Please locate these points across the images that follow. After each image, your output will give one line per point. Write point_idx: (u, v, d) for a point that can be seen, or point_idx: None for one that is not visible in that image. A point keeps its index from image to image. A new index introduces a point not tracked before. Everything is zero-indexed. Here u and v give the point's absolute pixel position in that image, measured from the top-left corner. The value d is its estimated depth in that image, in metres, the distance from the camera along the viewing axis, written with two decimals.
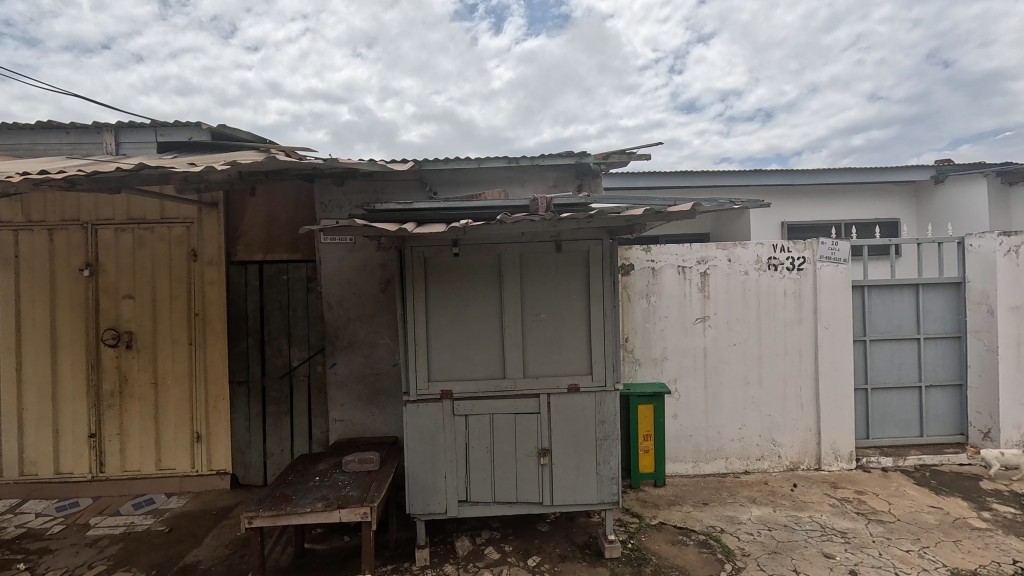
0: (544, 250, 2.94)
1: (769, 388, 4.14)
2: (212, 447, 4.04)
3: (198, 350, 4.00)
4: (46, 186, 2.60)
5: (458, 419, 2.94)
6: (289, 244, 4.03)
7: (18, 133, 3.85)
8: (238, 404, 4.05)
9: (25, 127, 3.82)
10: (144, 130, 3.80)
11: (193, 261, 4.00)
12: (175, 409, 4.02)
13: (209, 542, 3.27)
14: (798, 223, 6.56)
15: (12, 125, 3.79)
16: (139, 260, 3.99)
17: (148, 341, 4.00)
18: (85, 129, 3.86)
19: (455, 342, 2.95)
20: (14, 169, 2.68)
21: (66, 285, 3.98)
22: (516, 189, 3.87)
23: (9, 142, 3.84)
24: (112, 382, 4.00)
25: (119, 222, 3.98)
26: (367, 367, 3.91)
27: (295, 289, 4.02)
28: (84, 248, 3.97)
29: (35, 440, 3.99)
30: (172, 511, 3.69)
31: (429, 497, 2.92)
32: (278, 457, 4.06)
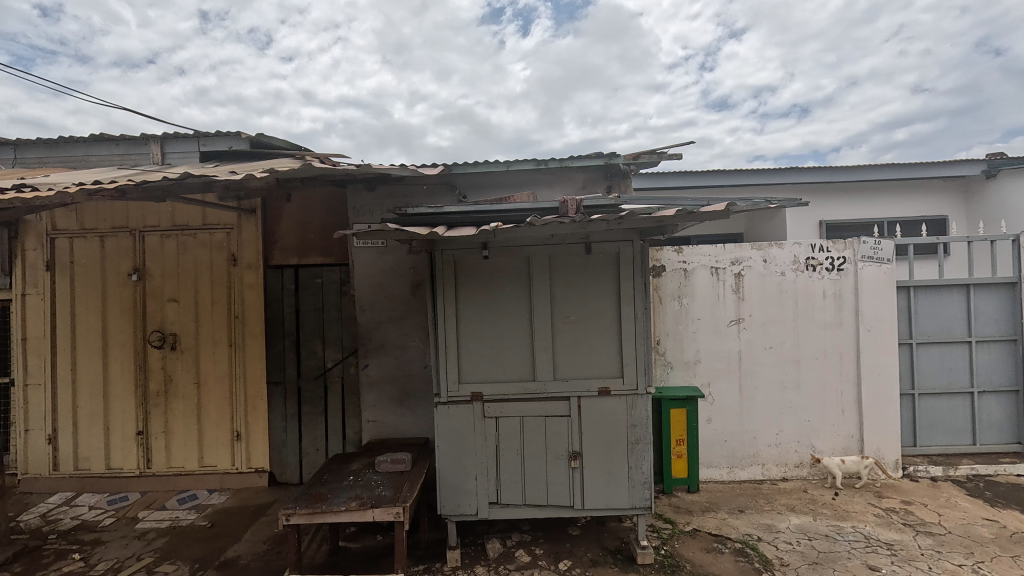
0: (573, 252, 2.93)
1: (808, 392, 4.00)
2: (251, 445, 4.17)
3: (237, 351, 4.14)
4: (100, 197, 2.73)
5: (488, 421, 2.95)
6: (323, 248, 4.12)
7: (72, 145, 4.07)
8: (275, 404, 4.17)
9: (79, 140, 4.04)
10: (188, 140, 3.97)
11: (232, 266, 4.14)
12: (216, 408, 4.17)
13: (249, 538, 3.37)
14: (837, 221, 6.34)
15: (68, 138, 4.01)
16: (182, 265, 4.16)
17: (191, 342, 4.17)
18: (133, 141, 4.06)
19: (486, 345, 2.96)
20: (70, 180, 2.83)
21: (115, 289, 4.18)
22: (545, 192, 3.87)
23: (65, 154, 4.06)
24: (158, 382, 4.18)
25: (164, 229, 4.16)
26: (398, 368, 3.97)
27: (329, 293, 4.13)
28: (132, 254, 4.17)
29: (88, 437, 4.20)
30: (214, 507, 3.83)
31: (460, 499, 2.94)
32: (313, 456, 4.16)
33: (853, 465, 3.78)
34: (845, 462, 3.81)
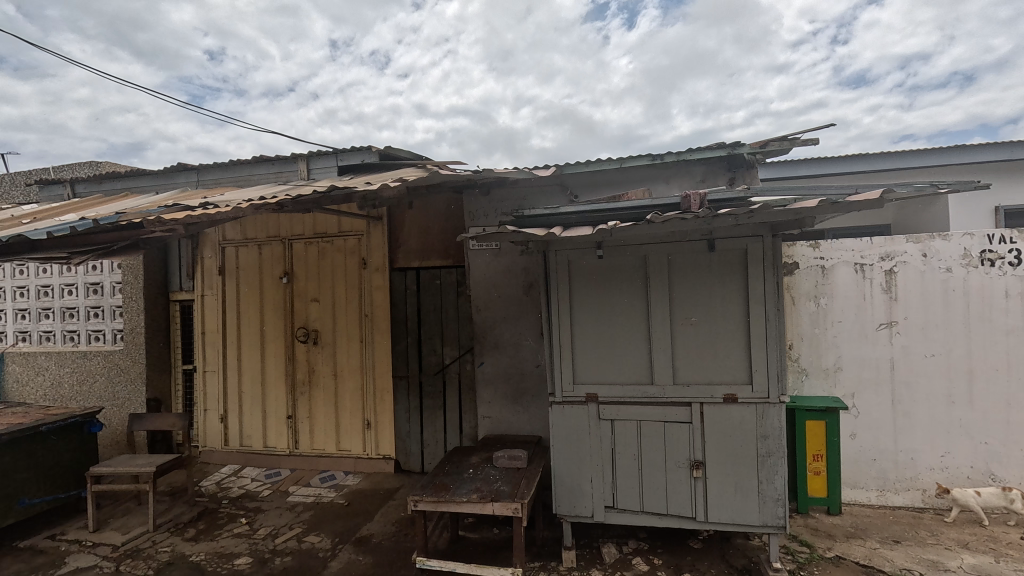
0: (695, 250, 2.78)
1: (984, 409, 3.39)
2: (380, 434, 4.53)
3: (368, 347, 4.53)
4: None
5: (603, 423, 2.91)
6: (442, 251, 4.35)
7: (239, 167, 4.74)
8: (400, 397, 4.49)
9: (244, 162, 4.70)
10: (328, 156, 4.43)
11: (364, 269, 4.54)
12: (350, 398, 4.60)
13: (380, 519, 3.67)
14: (1020, 206, 5.30)
15: (236, 160, 4.69)
16: (323, 269, 4.65)
17: (330, 338, 4.64)
18: (285, 160, 4.62)
19: (601, 346, 2.92)
20: (240, 197, 3.30)
21: (270, 290, 4.79)
22: (661, 187, 3.71)
23: (234, 175, 4.75)
24: (303, 372, 4.71)
25: (308, 237, 4.69)
26: (512, 367, 4.06)
27: (447, 293, 4.35)
28: (283, 259, 4.75)
29: (250, 418, 4.86)
30: (350, 487, 4.24)
31: (576, 500, 2.93)
32: (434, 447, 4.41)
33: (994, 498, 3.19)
34: (982, 494, 3.23)
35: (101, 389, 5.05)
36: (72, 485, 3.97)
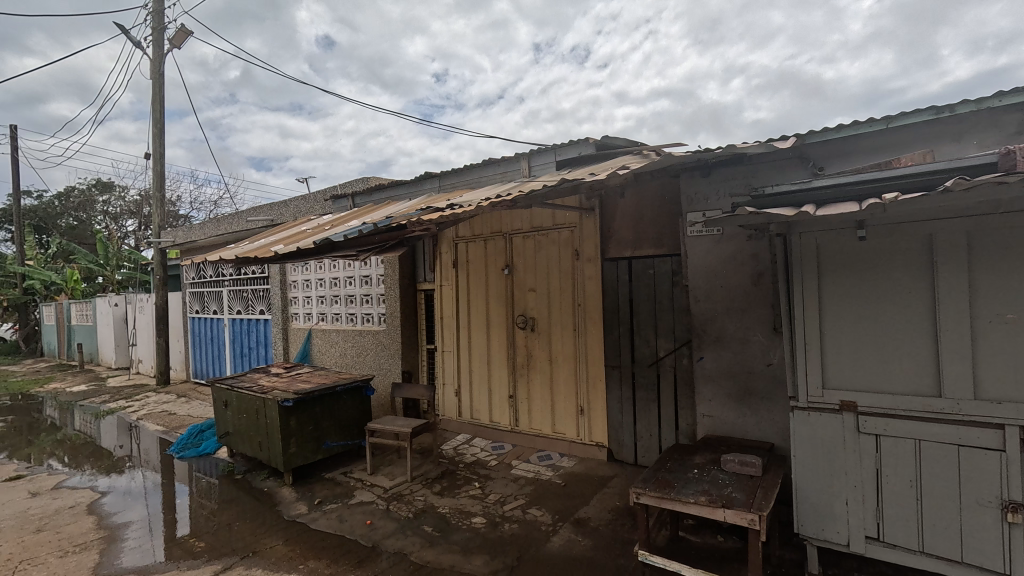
0: (1014, 224, 2.10)
1: None
2: (593, 421, 4.63)
3: (581, 336, 4.65)
4: None
5: (864, 438, 2.44)
6: (656, 239, 4.19)
7: (471, 171, 5.34)
8: (612, 387, 4.50)
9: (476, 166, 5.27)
10: (547, 152, 4.67)
11: (577, 260, 4.67)
12: (565, 384, 4.79)
13: (596, 504, 3.75)
14: None
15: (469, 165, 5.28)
16: (539, 260, 4.94)
17: (546, 326, 4.90)
18: (509, 160, 5.01)
19: (861, 345, 2.44)
20: (476, 197, 3.69)
21: (494, 281, 5.29)
22: (950, 146, 2.89)
23: (467, 178, 5.37)
24: (523, 357, 5.09)
25: (526, 231, 5.02)
26: (737, 364, 3.70)
27: (662, 283, 4.18)
28: (505, 253, 5.19)
29: (478, 395, 5.47)
30: (565, 469, 4.44)
31: (826, 523, 2.53)
32: (647, 440, 4.31)
33: None
34: None
35: (372, 360, 6.28)
36: (356, 435, 5.04)
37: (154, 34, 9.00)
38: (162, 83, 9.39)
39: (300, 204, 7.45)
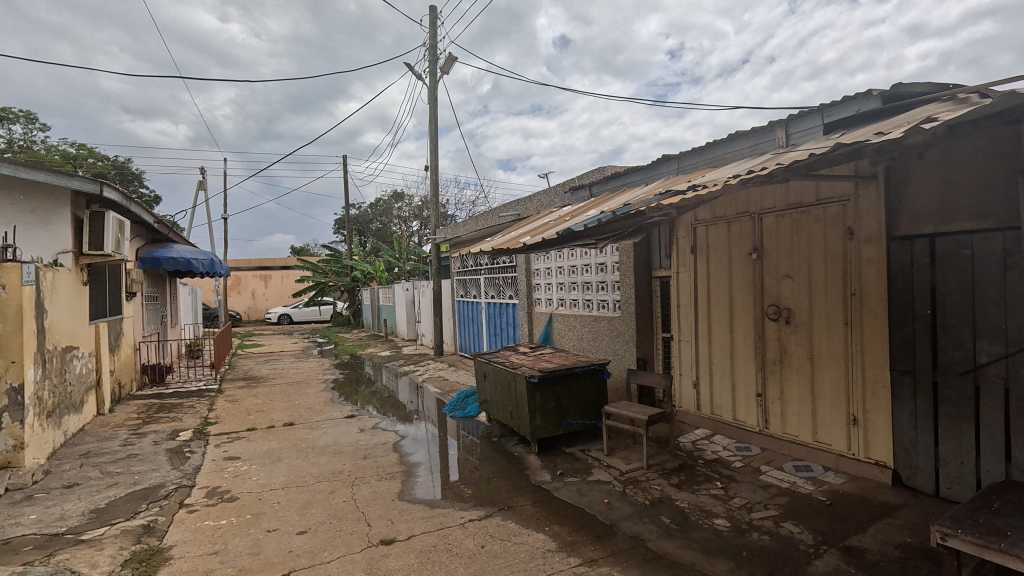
0: None
1: None
2: (871, 435, 3.82)
3: (855, 331, 3.89)
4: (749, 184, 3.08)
5: None
6: (977, 209, 3.19)
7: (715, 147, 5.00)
8: (902, 396, 3.62)
9: (721, 141, 4.92)
10: (812, 115, 4.11)
11: (849, 240, 3.90)
12: (831, 387, 4.08)
13: (876, 535, 3.11)
14: None
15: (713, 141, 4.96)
16: (797, 242, 4.28)
17: (805, 318, 4.24)
18: (761, 131, 4.55)
19: None
20: (724, 175, 3.39)
21: (740, 267, 4.81)
22: None
23: (710, 156, 5.04)
24: (774, 352, 4.52)
25: (780, 209, 4.42)
26: None
27: (985, 266, 3.18)
28: (753, 235, 4.67)
29: (720, 390, 5.08)
30: (831, 486, 3.80)
31: None
32: (956, 470, 3.37)
33: None
34: None
35: (607, 345, 6.45)
36: (594, 416, 5.27)
37: (430, 65, 10.87)
38: (436, 105, 11.30)
39: (542, 198, 8.08)
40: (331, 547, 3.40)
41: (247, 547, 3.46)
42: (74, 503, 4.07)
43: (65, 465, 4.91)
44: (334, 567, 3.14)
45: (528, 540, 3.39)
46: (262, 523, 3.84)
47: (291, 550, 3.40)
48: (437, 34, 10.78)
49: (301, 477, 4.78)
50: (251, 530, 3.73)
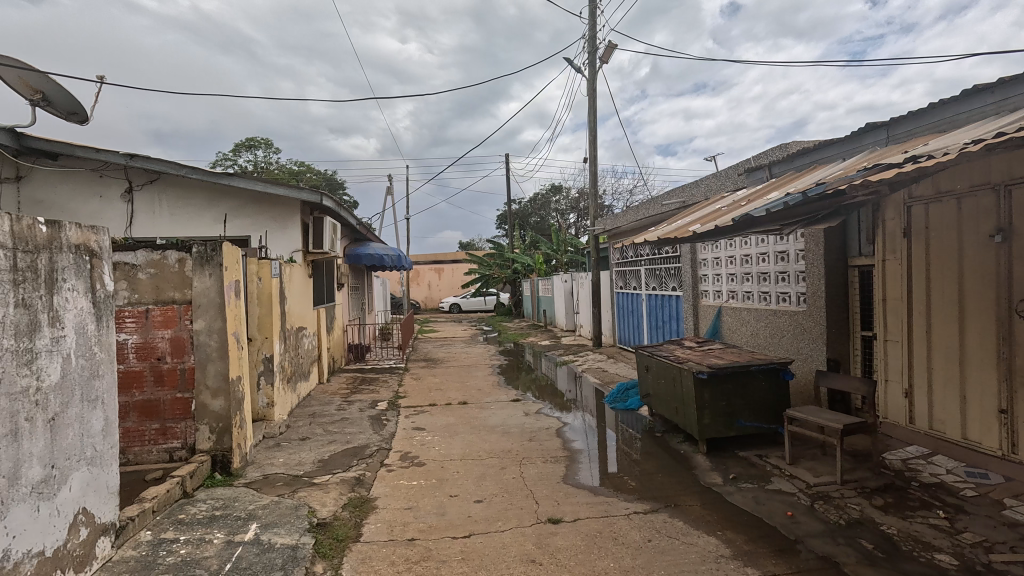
0: None
1: None
2: None
3: None
4: (997, 150, 2.50)
5: None
6: None
7: (942, 108, 4.15)
8: None
9: (951, 99, 4.07)
10: None
11: None
12: None
13: None
14: None
15: (940, 101, 4.13)
16: None
17: None
18: (1014, 81, 3.66)
19: None
20: (958, 142, 2.79)
21: (975, 252, 3.92)
22: None
23: (935, 119, 4.20)
24: None
25: None
26: None
27: None
28: (996, 212, 3.76)
29: (944, 401, 4.22)
30: None
31: None
32: None
33: None
34: None
35: (789, 343, 5.81)
36: (772, 420, 4.79)
37: (589, 56, 10.86)
38: (595, 95, 11.25)
39: (712, 182, 7.54)
40: (504, 518, 3.69)
41: (434, 508, 3.94)
42: (307, 453, 5.06)
43: (300, 422, 6.12)
44: (508, 537, 3.40)
45: (698, 542, 3.26)
46: (445, 488, 4.32)
47: (470, 515, 3.78)
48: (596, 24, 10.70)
49: (476, 452, 5.25)
50: (437, 492, 4.24)
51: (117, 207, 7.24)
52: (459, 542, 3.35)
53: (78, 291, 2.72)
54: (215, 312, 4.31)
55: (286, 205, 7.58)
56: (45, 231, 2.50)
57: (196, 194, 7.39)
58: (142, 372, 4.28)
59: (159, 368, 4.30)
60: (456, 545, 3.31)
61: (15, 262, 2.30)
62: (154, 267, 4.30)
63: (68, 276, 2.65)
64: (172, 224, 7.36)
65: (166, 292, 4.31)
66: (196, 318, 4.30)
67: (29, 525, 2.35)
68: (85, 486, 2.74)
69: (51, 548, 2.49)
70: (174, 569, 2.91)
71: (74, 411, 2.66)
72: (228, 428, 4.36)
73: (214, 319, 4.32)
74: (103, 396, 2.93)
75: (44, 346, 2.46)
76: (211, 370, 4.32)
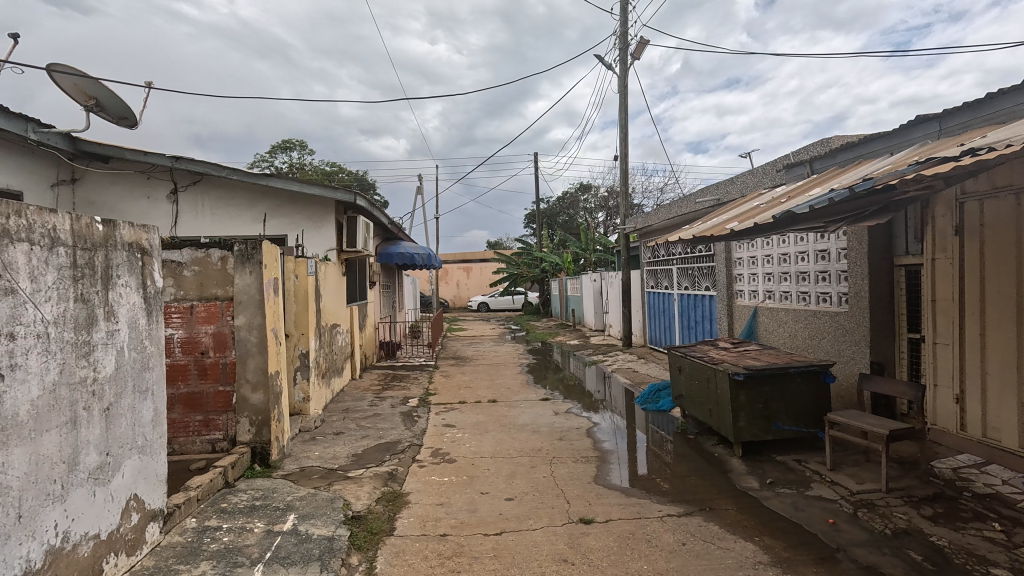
0: None
1: None
2: None
3: None
4: None
5: None
6: None
7: (1002, 99, 3.95)
8: None
9: (1011, 89, 3.86)
10: None
11: None
12: None
13: None
14: None
15: (999, 91, 3.92)
16: None
17: None
18: None
19: None
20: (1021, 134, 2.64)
21: None
22: None
23: (994, 110, 4.00)
24: None
25: None
26: None
27: None
28: None
29: (998, 407, 3.99)
30: None
31: None
32: None
33: None
34: None
35: (829, 345, 5.63)
36: (812, 424, 4.64)
37: (621, 53, 10.73)
38: (627, 92, 11.12)
39: (748, 179, 7.35)
40: (535, 517, 3.69)
41: (466, 504, 3.96)
42: (341, 447, 5.17)
43: (334, 417, 6.26)
44: (539, 536, 3.39)
45: (735, 547, 3.18)
46: (477, 485, 4.34)
47: (501, 512, 3.79)
48: (628, 20, 10.56)
49: (506, 450, 5.26)
50: (468, 489, 4.27)
51: (163, 208, 7.56)
52: (491, 539, 3.36)
53: (131, 287, 2.85)
54: (255, 309, 4.44)
55: (321, 204, 7.76)
56: (101, 230, 2.62)
57: (236, 194, 7.64)
58: (187, 366, 4.45)
59: (202, 362, 4.46)
60: (487, 542, 3.32)
61: (75, 259, 2.43)
62: (198, 264, 4.47)
63: (122, 273, 2.77)
64: (214, 223, 7.63)
65: (209, 289, 4.46)
66: (237, 314, 4.45)
67: (87, 508, 2.47)
68: (136, 473, 2.87)
69: (106, 531, 2.61)
70: (217, 555, 3.01)
71: (127, 401, 2.79)
72: (267, 421, 4.49)
73: (254, 315, 4.45)
74: (153, 388, 3.06)
75: (101, 339, 2.59)
76: (251, 364, 4.46)
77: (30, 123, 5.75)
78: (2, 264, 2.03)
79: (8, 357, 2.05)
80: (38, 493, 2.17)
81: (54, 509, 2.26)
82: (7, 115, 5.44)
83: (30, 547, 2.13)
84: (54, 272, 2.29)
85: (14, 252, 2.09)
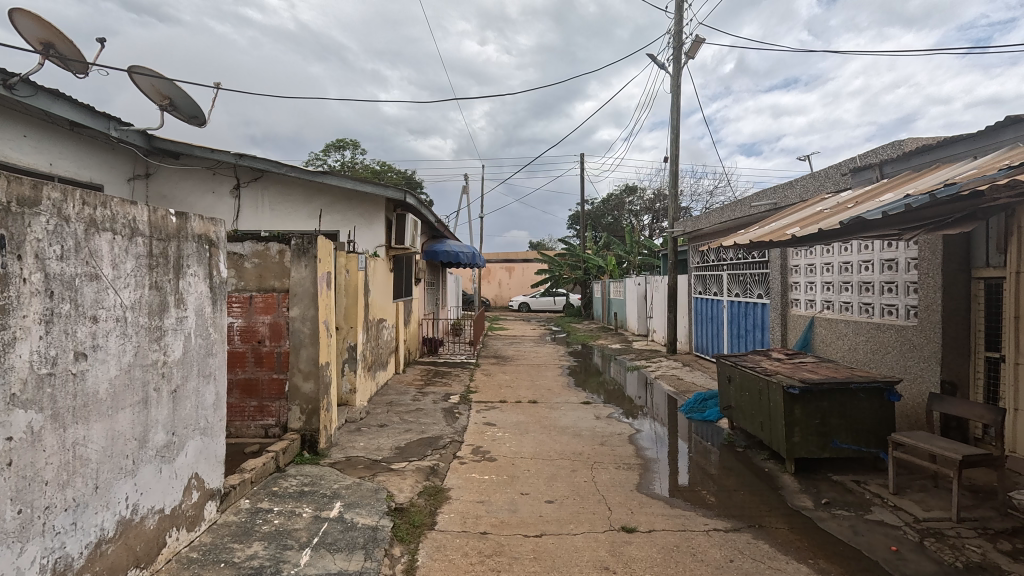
0: None
1: None
2: None
3: None
4: None
5: None
6: None
7: None
8: None
9: None
10: None
11: None
12: None
13: None
14: None
15: None
16: None
17: None
18: None
19: None
20: None
21: None
22: None
23: None
24: None
25: None
26: None
27: None
28: None
29: None
30: None
31: None
32: None
33: None
34: None
35: (894, 360, 5.30)
36: (874, 444, 4.38)
37: (674, 52, 10.47)
38: (679, 92, 10.85)
39: (809, 183, 7.02)
40: (576, 522, 3.64)
41: (506, 503, 3.96)
42: (386, 439, 5.28)
43: (379, 409, 6.41)
44: (580, 540, 3.35)
45: (787, 568, 3.03)
46: (517, 486, 4.32)
47: (541, 514, 3.76)
48: (683, 18, 10.31)
49: (547, 451, 5.24)
50: (508, 488, 4.27)
51: (227, 202, 7.96)
52: (531, 540, 3.35)
53: (199, 276, 3.00)
54: (309, 301, 4.59)
55: (373, 202, 7.97)
56: (175, 222, 2.77)
57: (294, 190, 7.95)
58: (245, 354, 4.67)
59: (259, 350, 4.66)
60: (527, 543, 3.31)
61: (151, 249, 2.58)
62: (258, 257, 4.67)
63: (191, 263, 2.92)
64: (273, 218, 7.98)
65: (268, 281, 4.66)
66: (292, 305, 4.62)
67: (154, 483, 2.62)
68: (198, 453, 3.03)
69: (170, 506, 2.76)
70: (269, 537, 3.13)
71: (192, 384, 2.94)
72: (316, 410, 4.64)
73: (308, 307, 4.60)
74: (216, 372, 3.22)
75: (171, 324, 2.74)
76: (303, 354, 4.62)
77: (112, 121, 6.18)
78: (89, 252, 2.18)
79: (92, 338, 2.20)
80: (112, 466, 2.31)
81: (126, 483, 2.40)
82: (93, 114, 5.87)
83: (104, 517, 2.27)
84: (132, 260, 2.44)
85: (99, 240, 2.24)
